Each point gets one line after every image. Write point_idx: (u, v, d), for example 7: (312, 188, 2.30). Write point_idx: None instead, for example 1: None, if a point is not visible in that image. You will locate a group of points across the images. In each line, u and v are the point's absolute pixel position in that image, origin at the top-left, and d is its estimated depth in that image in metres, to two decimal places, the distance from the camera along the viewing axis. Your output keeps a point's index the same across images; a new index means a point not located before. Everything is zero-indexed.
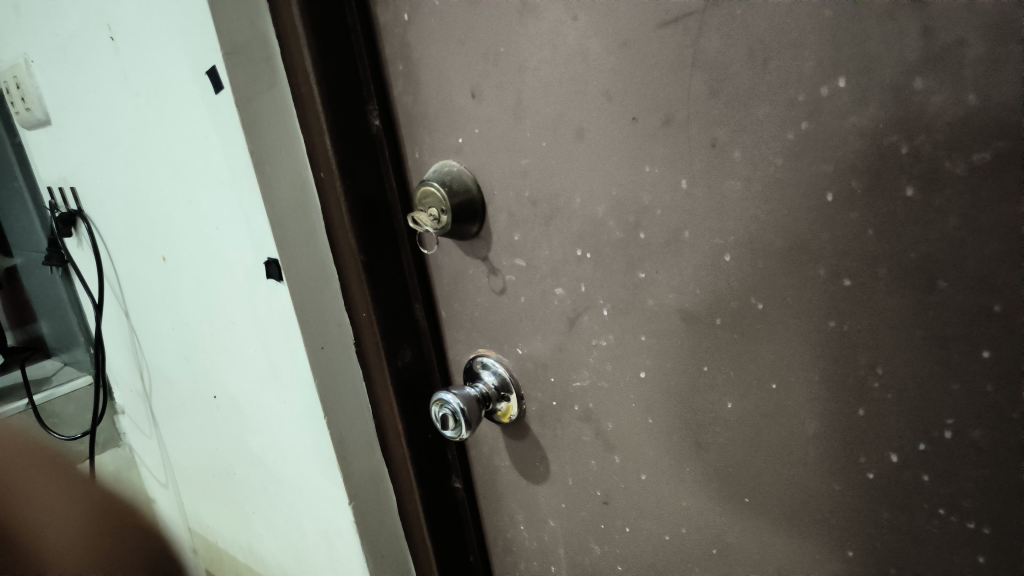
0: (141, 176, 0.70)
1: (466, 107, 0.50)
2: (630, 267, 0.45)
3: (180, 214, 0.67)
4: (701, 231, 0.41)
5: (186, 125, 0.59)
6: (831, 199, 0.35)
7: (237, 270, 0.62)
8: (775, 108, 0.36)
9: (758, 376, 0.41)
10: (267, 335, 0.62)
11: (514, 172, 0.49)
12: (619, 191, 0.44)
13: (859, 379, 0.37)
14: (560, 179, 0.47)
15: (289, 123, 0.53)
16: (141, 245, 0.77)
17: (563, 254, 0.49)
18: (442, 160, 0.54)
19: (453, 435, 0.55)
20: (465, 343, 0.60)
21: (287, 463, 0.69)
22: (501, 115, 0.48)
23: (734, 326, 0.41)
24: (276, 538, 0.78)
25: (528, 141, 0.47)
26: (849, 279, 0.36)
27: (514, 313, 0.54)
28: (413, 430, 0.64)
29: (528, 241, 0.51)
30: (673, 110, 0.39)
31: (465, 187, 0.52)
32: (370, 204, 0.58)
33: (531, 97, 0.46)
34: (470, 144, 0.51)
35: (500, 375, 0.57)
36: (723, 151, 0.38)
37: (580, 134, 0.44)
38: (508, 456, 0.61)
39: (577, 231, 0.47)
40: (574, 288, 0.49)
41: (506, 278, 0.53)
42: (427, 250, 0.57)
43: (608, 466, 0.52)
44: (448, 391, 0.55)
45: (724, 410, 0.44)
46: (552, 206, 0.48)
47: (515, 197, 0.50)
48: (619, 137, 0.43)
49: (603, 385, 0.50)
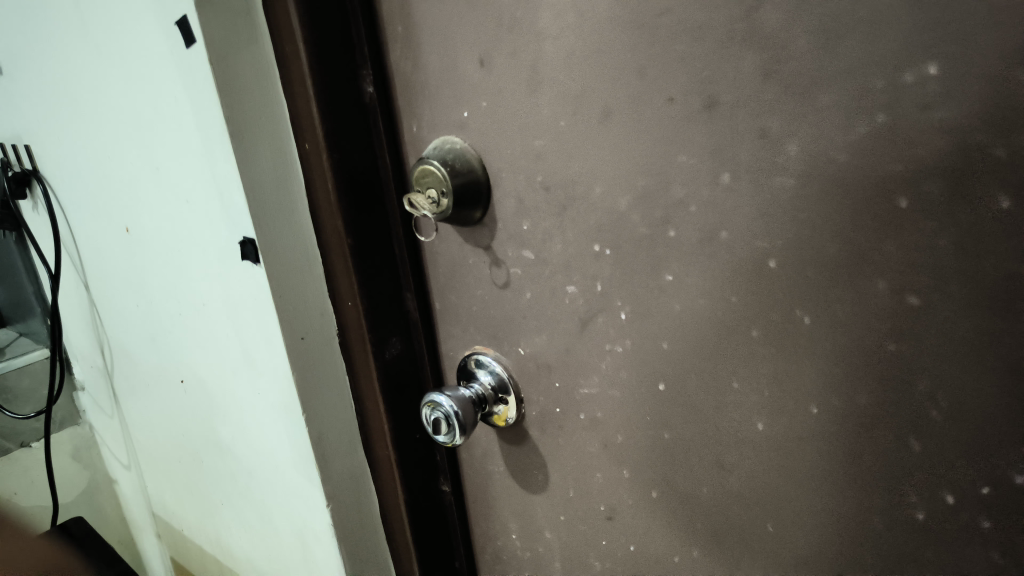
0: (103, 136, 0.63)
1: (473, 78, 0.45)
2: (655, 268, 0.40)
3: (145, 182, 0.60)
4: (741, 232, 0.36)
5: (153, 83, 0.52)
6: (903, 205, 0.30)
7: (209, 248, 0.55)
8: (843, 96, 0.30)
9: (796, 397, 0.37)
10: (241, 321, 0.56)
11: (526, 153, 0.44)
12: (646, 181, 0.39)
13: (917, 410, 0.33)
14: (579, 165, 0.41)
15: (269, 83, 0.47)
16: (101, 212, 0.70)
17: (577, 248, 0.44)
18: (443, 136, 0.48)
19: (445, 441, 0.50)
20: (460, 339, 0.55)
21: (261, 457, 0.63)
22: (514, 87, 0.43)
23: (773, 340, 0.37)
24: (247, 533, 0.73)
25: (544, 119, 0.42)
26: (916, 297, 0.31)
27: (517, 309, 0.49)
28: (400, 428, 0.59)
29: (538, 232, 0.45)
30: (718, 91, 0.34)
31: (469, 167, 0.46)
32: (360, 180, 0.52)
33: (550, 69, 0.40)
34: (477, 119, 0.46)
35: (497, 375, 0.52)
36: (775, 143, 0.33)
37: (605, 114, 0.39)
38: (502, 461, 0.56)
39: (595, 224, 0.42)
40: (588, 288, 0.44)
41: (511, 270, 0.48)
42: (423, 237, 0.52)
43: (615, 480, 0.48)
44: (440, 393, 0.50)
45: (754, 431, 0.39)
46: (568, 194, 0.43)
47: (525, 181, 0.45)
48: (649, 120, 0.37)
49: (615, 394, 0.45)
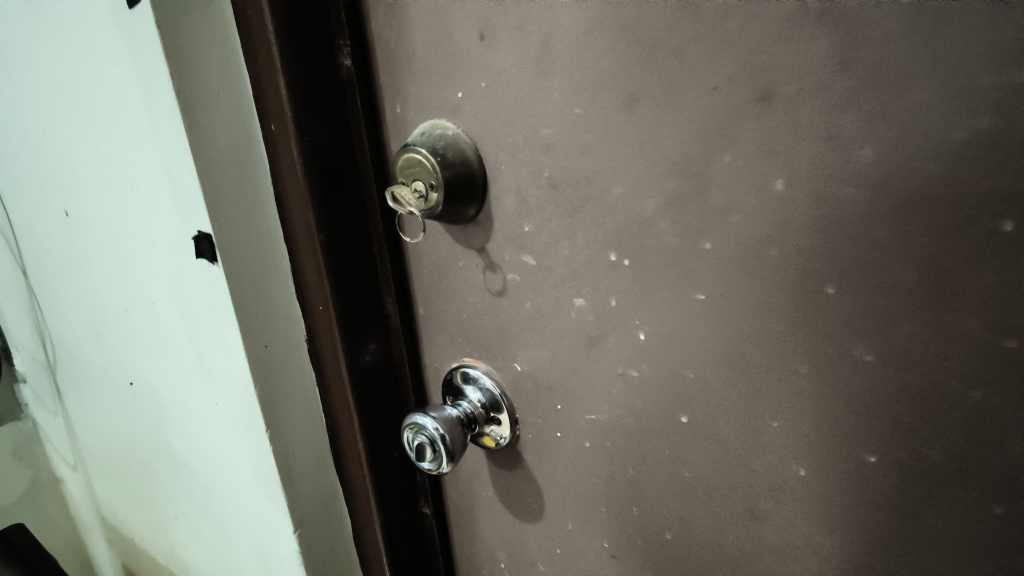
0: (35, 106, 0.55)
1: (471, 54, 0.38)
2: (686, 286, 0.35)
3: (85, 162, 0.52)
4: (793, 249, 0.30)
5: (91, 46, 0.44)
6: (1009, 229, 0.25)
7: (158, 241, 0.48)
8: (938, 93, 0.25)
9: (848, 443, 0.32)
10: (195, 325, 0.49)
11: (531, 144, 0.38)
12: (679, 184, 0.33)
13: (1004, 471, 0.27)
14: (594, 161, 0.35)
15: (231, 56, 0.41)
16: (36, 191, 0.62)
17: (588, 257, 0.38)
18: (432, 119, 0.42)
19: (430, 468, 0.44)
20: (446, 349, 0.49)
21: (219, 472, 0.57)
22: (520, 65, 0.36)
23: (825, 378, 0.31)
24: (204, 549, 0.66)
25: (555, 105, 0.36)
26: (1015, 341, 0.26)
27: (514, 322, 0.43)
28: (376, 447, 0.52)
29: (542, 236, 0.39)
30: (775, 80, 0.28)
31: (463, 158, 0.40)
32: (334, 165, 0.45)
33: (566, 46, 0.34)
34: (473, 101, 0.39)
35: (489, 392, 0.46)
36: (847, 146, 0.27)
37: (631, 101, 0.33)
38: (492, 486, 0.50)
39: (612, 230, 0.36)
40: (600, 303, 0.38)
41: (508, 277, 0.42)
42: (409, 239, 0.45)
43: (622, 516, 0.43)
44: (424, 413, 0.44)
45: (795, 477, 0.34)
46: (580, 195, 0.37)
47: (529, 176, 0.38)
48: (686, 113, 0.31)
49: (628, 423, 0.40)
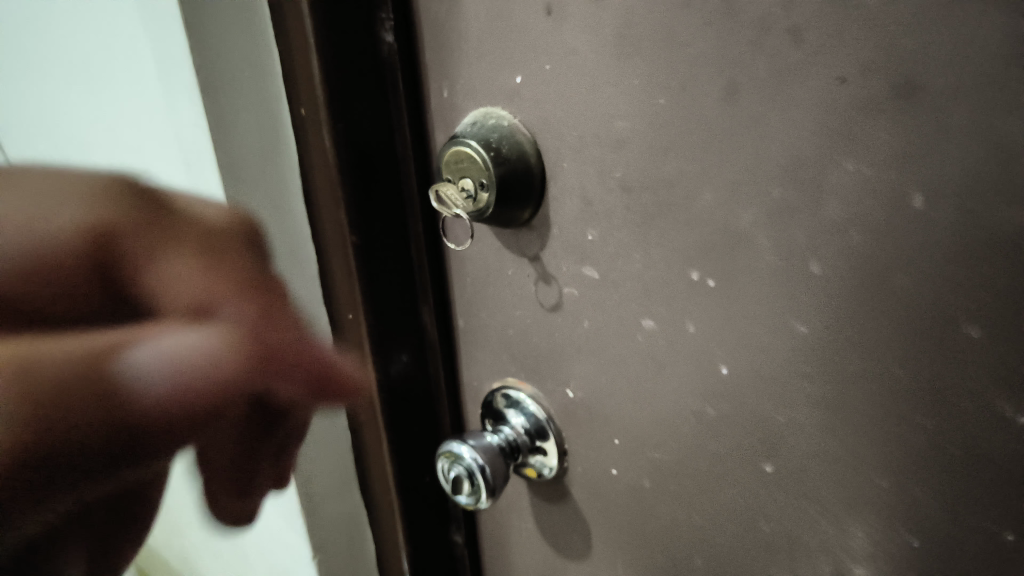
0: (51, 81, 0.51)
1: (534, 32, 0.33)
2: (784, 314, 0.29)
3: (100, 143, 0.48)
4: (929, 280, 0.25)
5: (108, 20, 0.41)
6: None
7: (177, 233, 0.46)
8: None
9: (981, 516, 0.26)
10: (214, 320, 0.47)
11: (600, 139, 0.32)
12: (784, 192, 0.27)
13: None
14: (678, 162, 0.30)
15: (257, 35, 0.37)
16: (50, 173, 0.58)
17: (663, 273, 0.32)
18: (485, 107, 0.36)
19: (468, 502, 0.39)
20: (486, 365, 0.44)
21: (234, 483, 0.53)
22: (594, 46, 0.31)
23: (957, 436, 0.26)
24: (217, 559, 0.63)
25: (633, 94, 0.30)
26: None
27: (569, 341, 0.38)
28: (406, 473, 0.47)
29: (608, 246, 0.34)
30: (924, 69, 0.23)
31: (520, 152, 0.35)
32: (370, 156, 0.40)
33: (651, 24, 0.29)
34: (534, 87, 0.34)
35: (534, 418, 0.41)
36: (1013, 155, 0.22)
37: (730, 92, 0.27)
38: (531, 519, 0.45)
39: (695, 243, 0.31)
40: (674, 327, 0.33)
41: (564, 290, 0.37)
42: (457, 246, 0.40)
43: (683, 566, 0.37)
44: (462, 441, 0.39)
45: (904, 546, 0.29)
46: (657, 200, 0.31)
47: (595, 176, 0.33)
48: (802, 109, 0.26)
49: (699, 464, 0.34)
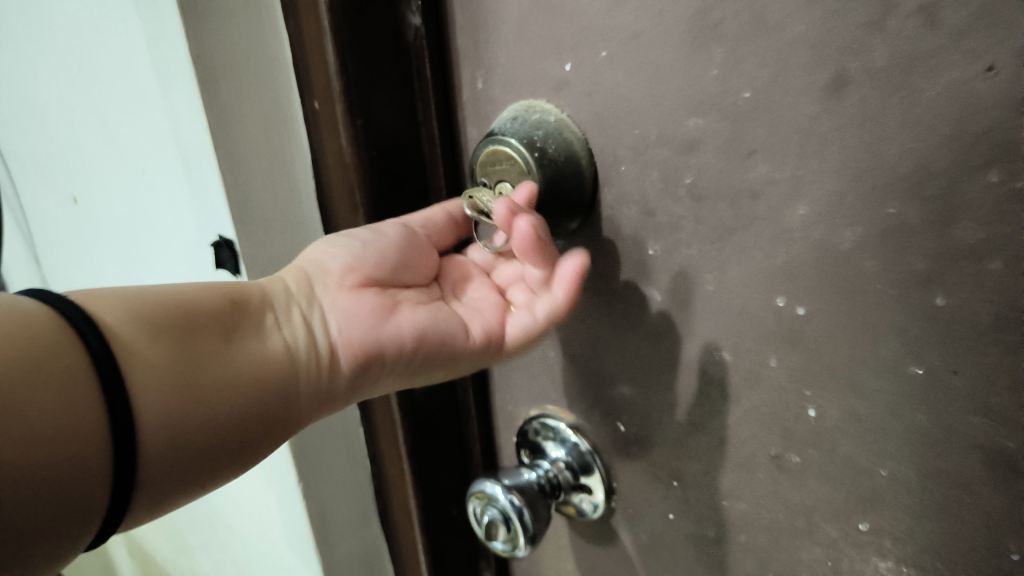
0: (35, 73, 0.47)
1: (588, 12, 0.28)
2: (891, 355, 0.24)
3: (90, 141, 0.44)
4: None
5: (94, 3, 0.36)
6: None
7: (175, 244, 0.41)
8: None
9: None
10: None
11: (667, 140, 0.27)
12: (902, 209, 0.22)
13: None
14: (765, 168, 0.25)
15: (264, 20, 0.32)
16: (42, 172, 0.54)
17: (741, 299, 0.27)
18: (526, 99, 0.32)
19: (503, 548, 0.35)
20: (524, 387, 0.39)
21: (242, 511, 0.49)
22: (661, 29, 0.26)
23: None
24: None
25: (709, 88, 0.25)
26: None
27: (624, 368, 0.33)
28: (430, 509, 0.43)
29: (673, 264, 0.29)
30: None
31: (568, 151, 0.30)
32: (393, 157, 0.35)
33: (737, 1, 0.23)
34: (587, 78, 0.29)
35: (577, 450, 0.37)
36: None
37: (837, 84, 0.22)
38: (573, 557, 0.41)
39: (782, 267, 0.26)
40: (753, 360, 0.28)
41: (619, 311, 0.32)
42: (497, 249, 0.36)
43: None
44: (496, 480, 0.34)
45: None
46: (737, 214, 0.26)
47: (659, 183, 0.28)
48: (932, 106, 0.20)
49: (776, 519, 0.30)
